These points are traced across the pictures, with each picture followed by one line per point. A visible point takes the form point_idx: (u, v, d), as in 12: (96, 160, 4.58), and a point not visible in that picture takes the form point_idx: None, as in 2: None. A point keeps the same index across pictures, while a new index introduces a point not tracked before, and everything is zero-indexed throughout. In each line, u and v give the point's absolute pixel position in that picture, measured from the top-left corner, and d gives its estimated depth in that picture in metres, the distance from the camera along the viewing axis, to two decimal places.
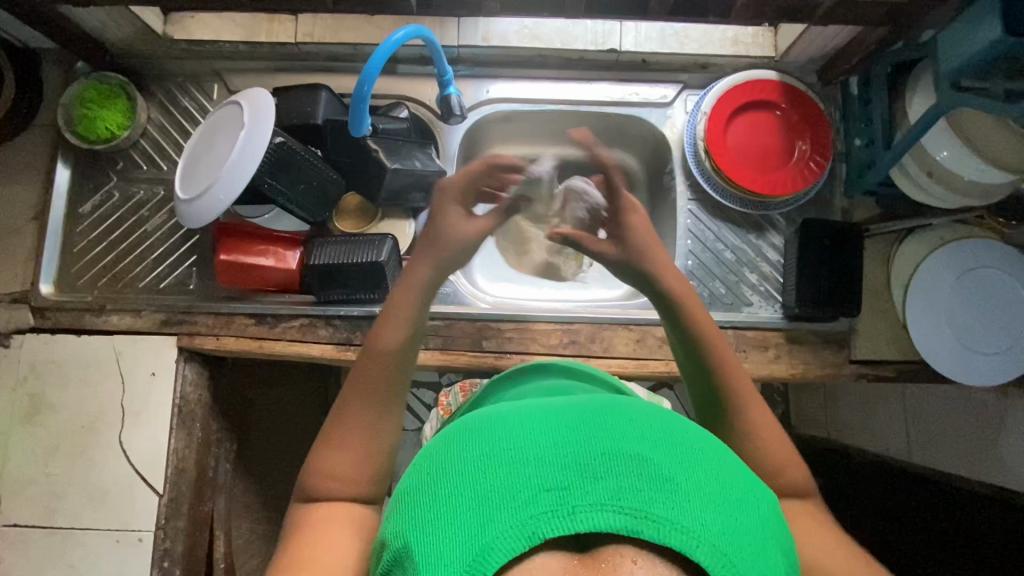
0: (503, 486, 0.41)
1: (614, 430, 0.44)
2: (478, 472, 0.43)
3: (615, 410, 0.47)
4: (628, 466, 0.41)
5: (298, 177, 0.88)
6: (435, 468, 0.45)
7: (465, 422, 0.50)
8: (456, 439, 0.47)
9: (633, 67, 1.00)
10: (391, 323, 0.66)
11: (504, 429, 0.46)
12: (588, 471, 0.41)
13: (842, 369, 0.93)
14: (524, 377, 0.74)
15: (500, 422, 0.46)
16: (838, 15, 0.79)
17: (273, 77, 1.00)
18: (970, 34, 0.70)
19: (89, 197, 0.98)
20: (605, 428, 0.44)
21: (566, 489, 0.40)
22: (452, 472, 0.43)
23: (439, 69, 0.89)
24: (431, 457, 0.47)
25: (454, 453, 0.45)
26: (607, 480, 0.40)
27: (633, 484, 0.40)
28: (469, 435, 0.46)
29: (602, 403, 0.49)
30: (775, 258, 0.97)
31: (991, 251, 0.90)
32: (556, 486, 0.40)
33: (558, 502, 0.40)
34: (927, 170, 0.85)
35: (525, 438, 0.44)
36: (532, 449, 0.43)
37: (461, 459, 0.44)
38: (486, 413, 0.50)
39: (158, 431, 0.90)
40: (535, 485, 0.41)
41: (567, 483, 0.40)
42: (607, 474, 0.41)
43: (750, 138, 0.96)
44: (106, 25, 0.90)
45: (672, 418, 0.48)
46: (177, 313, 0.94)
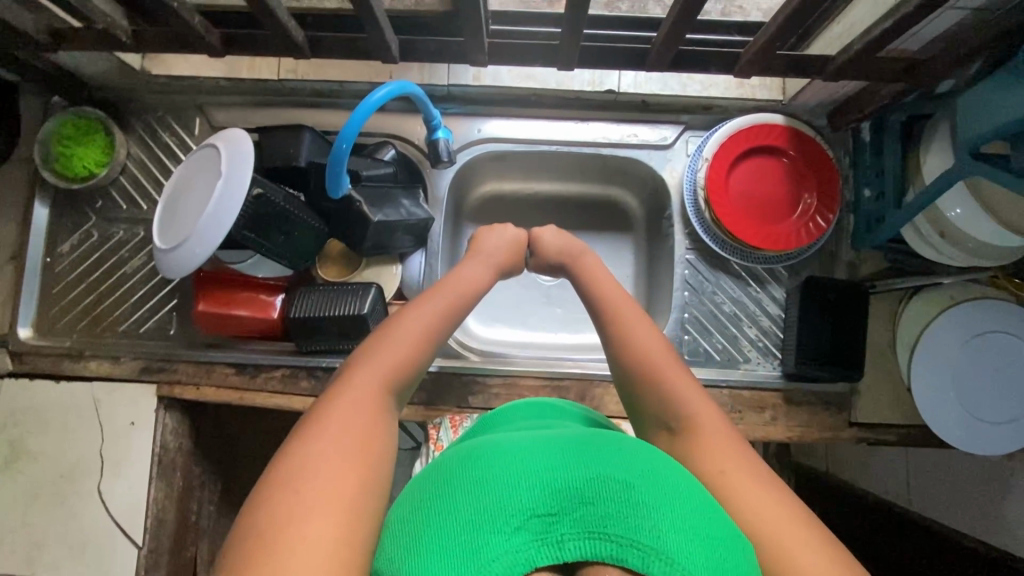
0: (491, 505, 0.41)
1: (603, 456, 0.45)
2: (465, 495, 0.42)
3: (602, 440, 0.47)
4: (615, 493, 0.41)
5: (280, 228, 0.85)
6: (427, 492, 0.44)
7: (458, 450, 0.49)
8: (446, 463, 0.47)
9: (633, 108, 0.95)
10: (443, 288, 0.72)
11: (493, 454, 0.45)
12: (576, 497, 0.41)
13: (843, 432, 0.89)
14: (512, 417, 0.68)
15: (489, 448, 0.46)
16: (851, 71, 0.74)
17: (254, 113, 0.95)
18: (993, 102, 0.64)
19: (67, 237, 0.95)
20: (595, 454, 0.45)
21: (556, 516, 0.40)
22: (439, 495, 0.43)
23: (428, 114, 0.85)
24: (421, 483, 0.46)
25: (443, 477, 0.45)
26: (595, 507, 0.41)
27: (618, 512, 0.40)
28: (457, 462, 0.46)
29: (586, 434, 0.48)
30: (775, 312, 0.93)
31: (1007, 314, 0.85)
32: (545, 512, 0.40)
33: (547, 531, 0.40)
34: (940, 230, 0.82)
35: (514, 459, 0.44)
36: (524, 469, 0.43)
37: (451, 482, 0.43)
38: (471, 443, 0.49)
39: (137, 482, 0.88)
40: (523, 511, 0.40)
41: (556, 510, 0.40)
42: (595, 502, 0.41)
43: (752, 188, 0.91)
44: (80, 62, 0.87)
45: (659, 456, 0.47)
46: (156, 361, 0.91)
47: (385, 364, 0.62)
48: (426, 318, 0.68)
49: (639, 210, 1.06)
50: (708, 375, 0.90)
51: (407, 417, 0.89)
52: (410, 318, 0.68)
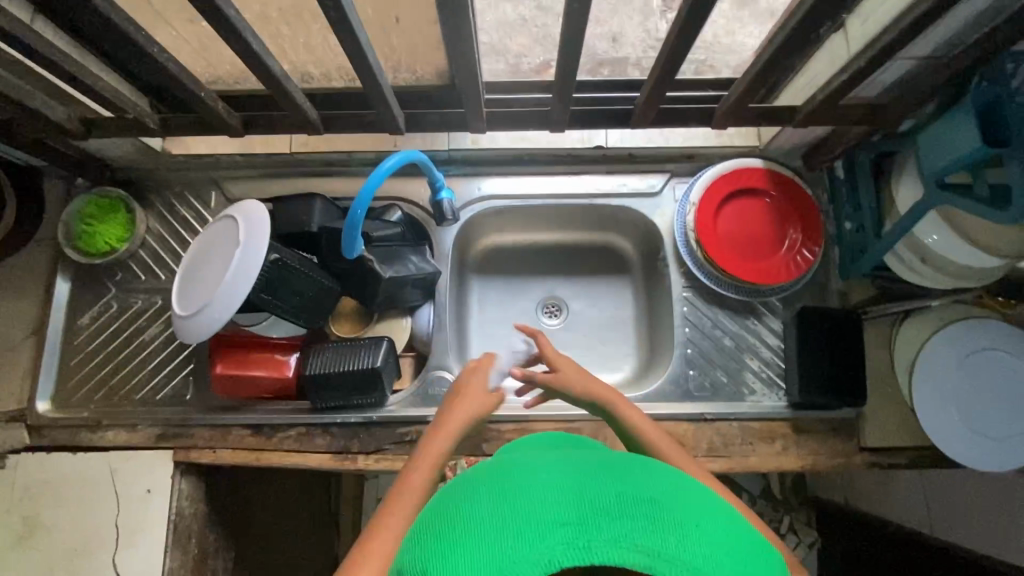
0: (522, 512, 0.43)
1: (631, 477, 0.46)
2: (499, 505, 0.44)
3: (636, 462, 0.50)
4: (642, 508, 0.43)
5: (295, 289, 0.89)
6: (467, 495, 0.47)
7: (497, 462, 0.51)
8: (476, 477, 0.49)
9: (621, 160, 1.02)
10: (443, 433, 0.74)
11: (525, 472, 0.47)
12: (604, 508, 0.43)
13: (854, 458, 0.90)
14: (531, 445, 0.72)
15: (522, 467, 0.48)
16: (819, 117, 0.81)
17: (268, 183, 1.02)
18: (950, 139, 0.70)
19: (87, 309, 0.98)
20: (626, 477, 0.46)
21: (581, 523, 0.41)
22: (474, 505, 0.45)
23: (431, 177, 0.91)
24: (461, 486, 0.49)
25: (484, 483, 0.48)
26: (620, 520, 0.42)
27: (644, 525, 0.42)
28: (491, 476, 0.48)
29: (623, 456, 0.51)
30: (774, 343, 0.96)
31: (992, 331, 0.89)
32: (572, 520, 0.42)
33: (573, 538, 0.41)
34: (921, 256, 0.87)
35: (545, 478, 0.45)
36: (555, 486, 0.44)
37: (493, 487, 0.46)
38: (512, 457, 0.52)
39: (154, 551, 0.88)
40: (551, 518, 0.42)
41: (583, 519, 0.42)
42: (622, 515, 0.42)
43: (740, 226, 0.97)
44: (107, 146, 0.93)
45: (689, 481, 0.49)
46: (174, 426, 0.93)
47: (418, 489, 0.66)
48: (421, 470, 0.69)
49: (634, 253, 1.11)
50: (715, 408, 0.92)
51: None
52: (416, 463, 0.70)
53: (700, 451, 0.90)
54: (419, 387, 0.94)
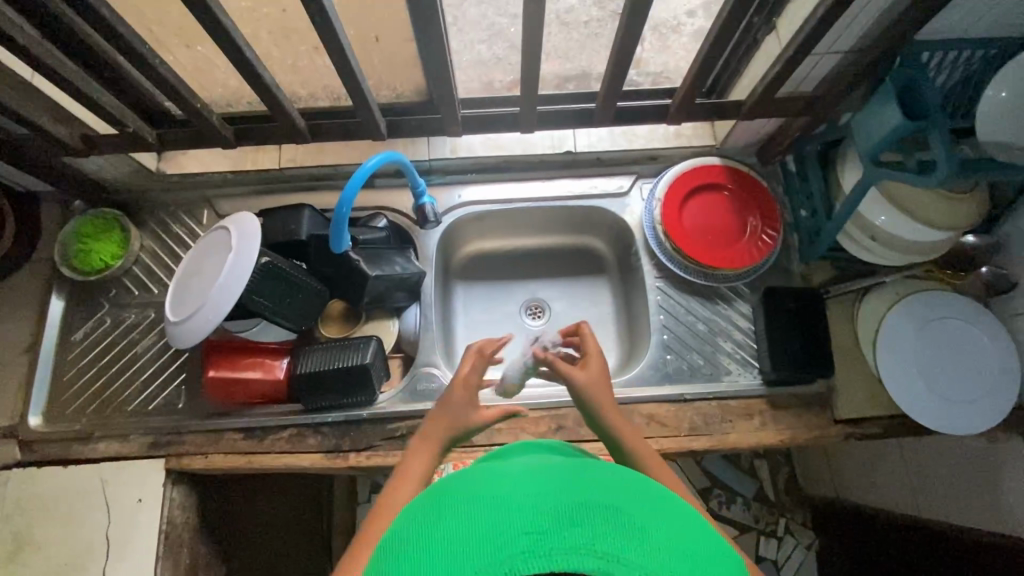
0: (483, 526, 0.40)
1: (597, 485, 0.43)
2: (460, 521, 0.41)
3: (598, 471, 0.47)
4: (603, 515, 0.40)
5: (286, 291, 0.93)
6: (421, 518, 0.43)
7: (454, 481, 0.47)
8: (441, 493, 0.46)
9: (590, 164, 1.10)
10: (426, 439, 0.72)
11: (488, 486, 0.44)
12: (565, 516, 0.39)
13: (829, 430, 0.94)
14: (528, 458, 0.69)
15: (487, 483, 0.44)
16: (763, 109, 0.89)
17: (257, 199, 1.07)
18: (878, 119, 0.78)
19: (81, 325, 1.01)
20: (593, 483, 0.43)
21: (543, 533, 0.38)
22: (438, 521, 0.42)
23: (412, 182, 0.97)
24: (417, 509, 0.46)
25: (440, 502, 0.44)
26: (583, 527, 0.39)
27: (608, 533, 0.39)
28: (456, 492, 0.45)
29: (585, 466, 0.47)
30: (746, 326, 1.01)
31: (948, 302, 0.94)
32: (534, 530, 0.39)
33: (533, 547, 0.38)
34: (871, 234, 0.94)
35: (509, 488, 0.43)
36: (517, 496, 0.41)
37: (449, 504, 0.43)
38: (471, 473, 0.48)
39: (144, 561, 0.87)
40: (511, 531, 0.39)
41: (544, 527, 0.39)
42: (585, 521, 0.39)
43: (704, 218, 1.03)
44: (104, 167, 0.99)
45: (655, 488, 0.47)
46: (165, 435, 0.94)
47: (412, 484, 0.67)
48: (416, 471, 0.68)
49: (609, 253, 1.17)
50: (693, 389, 0.96)
51: None
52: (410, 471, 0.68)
53: (683, 430, 0.93)
54: (409, 383, 0.97)
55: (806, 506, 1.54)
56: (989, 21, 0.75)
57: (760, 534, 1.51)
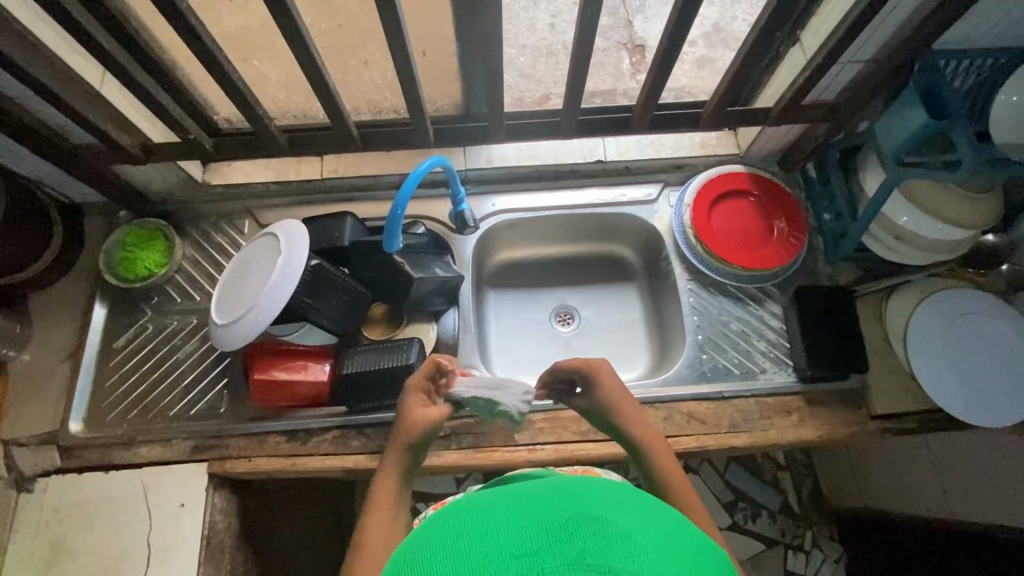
0: (478, 556, 0.43)
1: (574, 502, 0.47)
2: (455, 551, 0.44)
3: (576, 488, 0.51)
4: (590, 527, 0.44)
5: (332, 294, 0.95)
6: (419, 554, 0.46)
7: (441, 517, 0.51)
8: (425, 535, 0.49)
9: (619, 173, 1.14)
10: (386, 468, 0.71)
11: (478, 514, 0.48)
12: (554, 535, 0.43)
13: (867, 425, 0.96)
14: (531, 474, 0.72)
15: (473, 514, 0.48)
16: (789, 115, 0.94)
17: (298, 209, 1.10)
18: (901, 122, 0.83)
19: (123, 332, 1.02)
20: (578, 501, 0.47)
21: (535, 554, 0.42)
22: (434, 551, 0.45)
23: (453, 190, 1.00)
24: (413, 546, 0.49)
25: (435, 537, 0.47)
26: (574, 543, 0.43)
27: (594, 543, 0.42)
28: (448, 523, 0.48)
29: (564, 484, 0.52)
30: (777, 325, 1.03)
31: (974, 298, 0.97)
32: (525, 553, 0.42)
33: (528, 568, 0.41)
34: (895, 234, 0.98)
35: (498, 517, 0.46)
36: (505, 523, 0.45)
37: (446, 538, 0.46)
38: (459, 506, 0.52)
39: (185, 568, 0.86)
40: (505, 555, 0.42)
41: (536, 549, 0.42)
42: (572, 536, 0.43)
43: (732, 222, 1.07)
44: (153, 177, 1.02)
45: (632, 497, 0.51)
46: (208, 438, 0.94)
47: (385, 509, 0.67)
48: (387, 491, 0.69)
49: (636, 259, 1.21)
50: (732, 386, 0.97)
51: (459, 462, 0.92)
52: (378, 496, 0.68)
53: (723, 427, 0.95)
54: None
55: (833, 518, 1.52)
56: (1000, 31, 0.82)
57: (788, 547, 1.49)
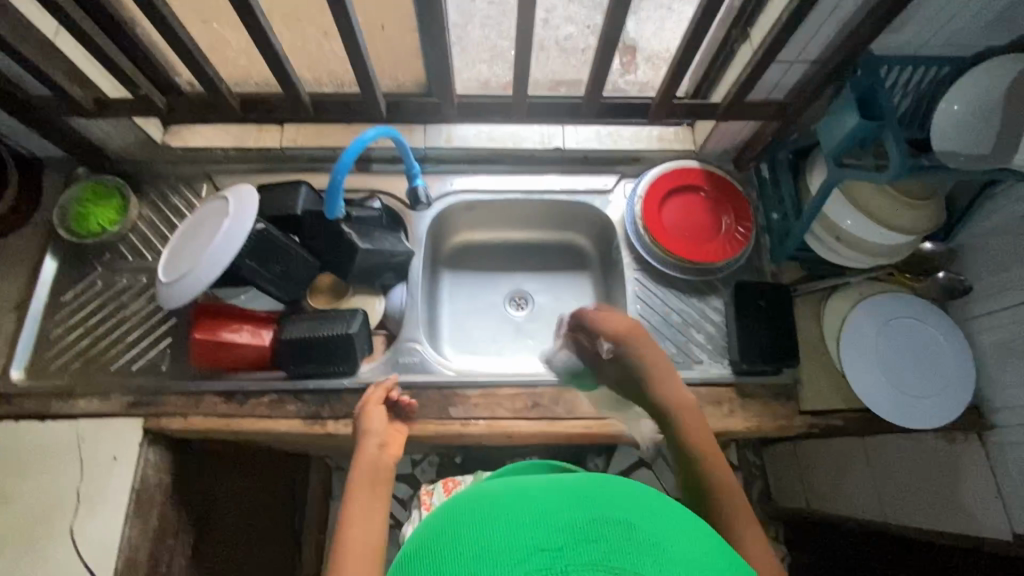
0: (507, 540, 0.46)
1: (607, 501, 0.50)
2: (483, 534, 0.47)
3: (607, 485, 0.53)
4: (616, 531, 0.46)
5: (280, 261, 0.97)
6: (443, 526, 0.49)
7: (471, 497, 0.53)
8: (454, 513, 0.51)
9: (578, 162, 1.16)
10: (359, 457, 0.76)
11: (511, 500, 0.50)
12: (582, 535, 0.45)
13: (794, 420, 0.98)
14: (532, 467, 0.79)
15: (504, 500, 0.50)
16: (737, 111, 0.96)
17: (257, 176, 1.11)
18: (838, 123, 0.85)
19: (71, 287, 1.03)
20: (608, 500, 0.50)
21: (561, 550, 0.44)
22: (460, 532, 0.48)
23: (407, 164, 1.03)
24: (442, 518, 0.51)
25: (464, 512, 0.50)
26: (599, 543, 0.45)
27: (619, 549, 0.45)
28: (474, 508, 0.50)
29: (594, 480, 0.54)
30: (717, 319, 1.05)
31: (907, 303, 1.01)
32: (551, 547, 0.45)
33: (553, 562, 0.44)
34: (836, 235, 0.99)
35: (531, 505, 0.49)
36: (536, 515, 0.47)
37: (476, 517, 0.48)
38: (488, 488, 0.54)
39: (113, 520, 0.87)
40: (531, 546, 0.45)
41: (561, 545, 0.45)
42: (601, 538, 0.45)
43: (682, 215, 1.09)
44: (110, 135, 1.02)
45: (666, 504, 0.53)
46: (147, 394, 0.95)
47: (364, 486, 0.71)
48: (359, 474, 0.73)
49: (592, 248, 1.22)
50: None
51: None
52: (357, 483, 0.72)
53: None
54: (390, 357, 1.00)
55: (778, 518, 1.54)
56: (939, 40, 0.83)
57: None
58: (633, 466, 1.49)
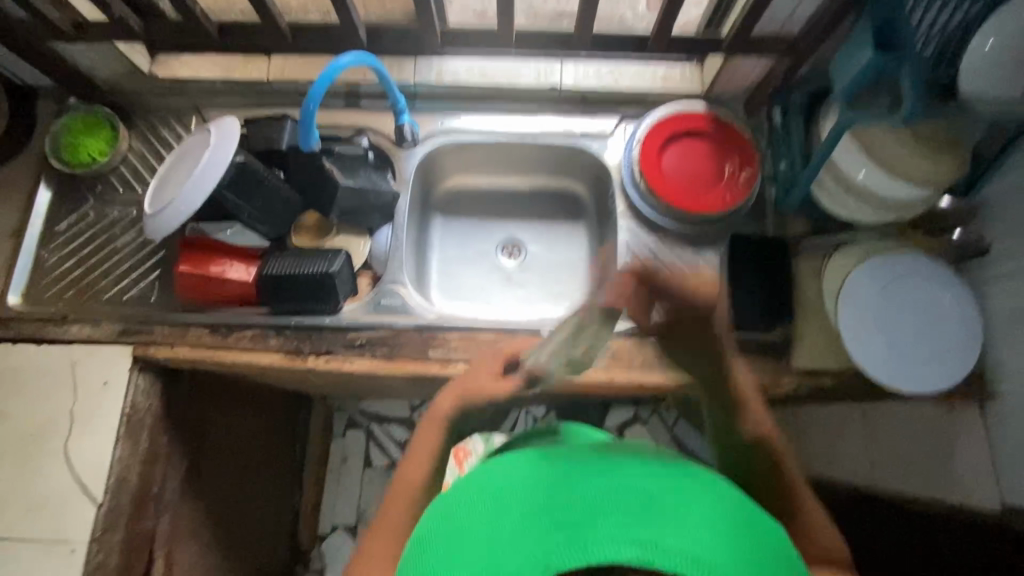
0: (529, 526, 0.46)
1: (619, 475, 0.50)
2: (498, 524, 0.48)
3: (619, 461, 0.53)
4: (628, 504, 0.46)
5: (260, 194, 0.95)
6: (458, 517, 0.51)
7: (482, 481, 0.54)
8: (470, 500, 0.52)
9: (576, 101, 1.10)
10: (440, 401, 0.78)
11: (526, 485, 0.51)
12: (593, 511, 0.45)
13: (783, 378, 0.95)
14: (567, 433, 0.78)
15: (517, 486, 0.51)
16: (743, 45, 0.88)
17: (245, 109, 1.09)
18: (852, 58, 0.78)
19: (65, 217, 1.04)
20: (617, 474, 0.50)
21: (578, 527, 0.44)
22: (477, 526, 0.49)
23: (393, 98, 1.00)
24: (455, 506, 0.52)
25: (479, 503, 0.51)
26: (617, 516, 0.45)
27: (631, 520, 0.44)
28: (490, 497, 0.51)
29: (606, 458, 0.54)
30: (711, 272, 1.01)
31: (921, 263, 0.94)
32: (568, 525, 0.45)
33: (570, 538, 0.43)
34: (845, 187, 0.93)
35: (548, 491, 0.49)
36: (551, 499, 0.48)
37: (490, 508, 0.49)
38: (496, 469, 0.55)
39: (104, 440, 0.91)
40: (547, 528, 0.45)
41: (578, 521, 0.45)
42: (614, 511, 0.45)
43: (682, 161, 1.03)
44: (96, 62, 1.01)
45: (685, 472, 0.52)
46: (136, 323, 0.97)
47: (435, 427, 0.76)
48: (433, 419, 0.77)
49: (588, 196, 1.18)
50: None
51: (370, 370, 0.95)
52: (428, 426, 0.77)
53: (636, 365, 0.95)
54: (373, 297, 1.00)
55: None
56: None
57: None
58: (627, 422, 1.48)
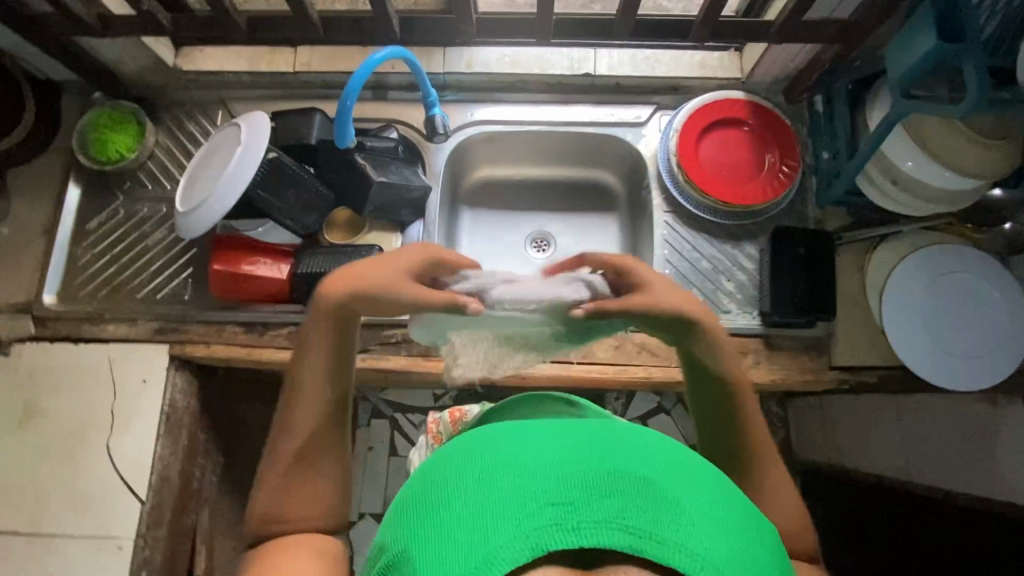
0: (513, 496, 0.40)
1: (621, 450, 0.44)
2: (478, 488, 0.42)
3: (618, 435, 0.47)
4: (634, 486, 0.40)
5: (294, 192, 0.94)
6: (437, 479, 0.45)
7: (467, 444, 0.48)
8: (445, 465, 0.46)
9: (609, 90, 1.07)
10: (322, 326, 0.64)
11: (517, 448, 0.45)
12: (594, 489, 0.40)
13: (823, 375, 0.94)
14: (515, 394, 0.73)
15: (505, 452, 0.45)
16: (792, 32, 0.85)
17: (272, 103, 1.07)
18: (908, 46, 0.74)
19: (95, 215, 1.03)
20: (617, 450, 0.44)
21: (572, 504, 0.39)
22: (453, 491, 0.43)
23: (423, 90, 0.97)
24: (436, 469, 0.47)
25: (460, 465, 0.45)
26: (616, 499, 0.39)
27: (634, 507, 0.39)
28: (473, 459, 0.45)
29: (603, 430, 0.48)
30: (750, 267, 0.99)
31: (967, 257, 0.92)
32: (561, 501, 0.39)
33: (562, 518, 0.38)
34: (893, 178, 0.89)
35: (541, 456, 0.43)
36: (542, 465, 0.42)
37: (475, 467, 0.44)
38: (484, 434, 0.49)
39: (145, 438, 0.92)
40: (540, 500, 0.39)
41: (573, 499, 0.39)
42: (615, 494, 0.40)
43: (720, 152, 1.00)
44: (121, 57, 0.99)
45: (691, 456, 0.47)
46: (172, 321, 0.97)
47: (319, 355, 0.64)
48: (319, 347, 0.64)
49: (620, 188, 1.15)
50: None
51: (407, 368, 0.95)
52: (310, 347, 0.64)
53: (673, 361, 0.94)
54: None
55: None
56: None
57: None
58: (652, 412, 1.47)
